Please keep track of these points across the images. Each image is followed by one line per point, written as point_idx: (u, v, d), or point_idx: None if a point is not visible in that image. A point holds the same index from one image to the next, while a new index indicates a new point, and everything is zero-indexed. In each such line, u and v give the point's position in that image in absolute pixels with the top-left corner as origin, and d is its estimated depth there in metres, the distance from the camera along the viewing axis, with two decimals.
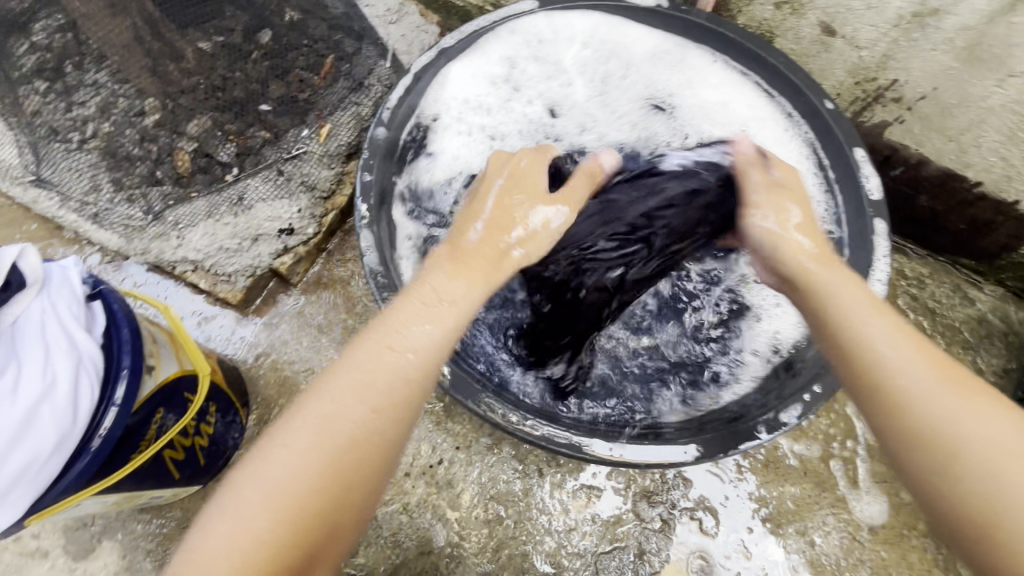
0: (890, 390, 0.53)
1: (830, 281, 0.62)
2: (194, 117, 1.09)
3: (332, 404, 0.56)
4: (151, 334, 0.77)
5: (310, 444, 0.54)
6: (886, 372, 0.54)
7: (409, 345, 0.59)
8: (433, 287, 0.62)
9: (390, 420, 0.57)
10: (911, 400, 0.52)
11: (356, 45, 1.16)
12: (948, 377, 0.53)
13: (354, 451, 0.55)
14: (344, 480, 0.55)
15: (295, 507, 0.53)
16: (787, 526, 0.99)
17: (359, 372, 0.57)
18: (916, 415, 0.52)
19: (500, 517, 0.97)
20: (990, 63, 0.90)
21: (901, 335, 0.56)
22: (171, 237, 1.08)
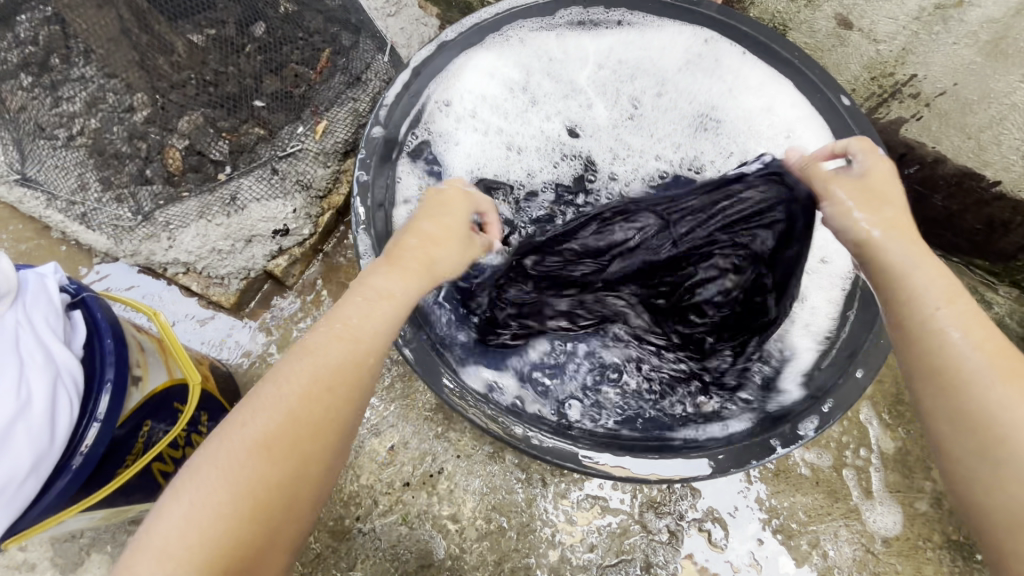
0: (953, 374, 0.54)
1: (901, 258, 0.61)
2: (185, 114, 1.04)
3: (281, 388, 0.58)
4: (137, 342, 0.73)
5: (269, 422, 0.56)
6: (951, 355, 0.55)
7: (364, 333, 0.61)
8: (376, 282, 0.64)
9: (342, 401, 0.60)
10: (968, 385, 0.54)
11: (353, 38, 1.10)
12: (1008, 367, 0.54)
13: (306, 428, 0.57)
14: (301, 456, 0.57)
15: (254, 483, 0.54)
16: (798, 538, 0.96)
17: (312, 359, 0.59)
18: (971, 398, 0.54)
19: (502, 529, 0.94)
20: (1014, 57, 0.86)
21: (970, 323, 0.56)
22: (162, 238, 1.05)
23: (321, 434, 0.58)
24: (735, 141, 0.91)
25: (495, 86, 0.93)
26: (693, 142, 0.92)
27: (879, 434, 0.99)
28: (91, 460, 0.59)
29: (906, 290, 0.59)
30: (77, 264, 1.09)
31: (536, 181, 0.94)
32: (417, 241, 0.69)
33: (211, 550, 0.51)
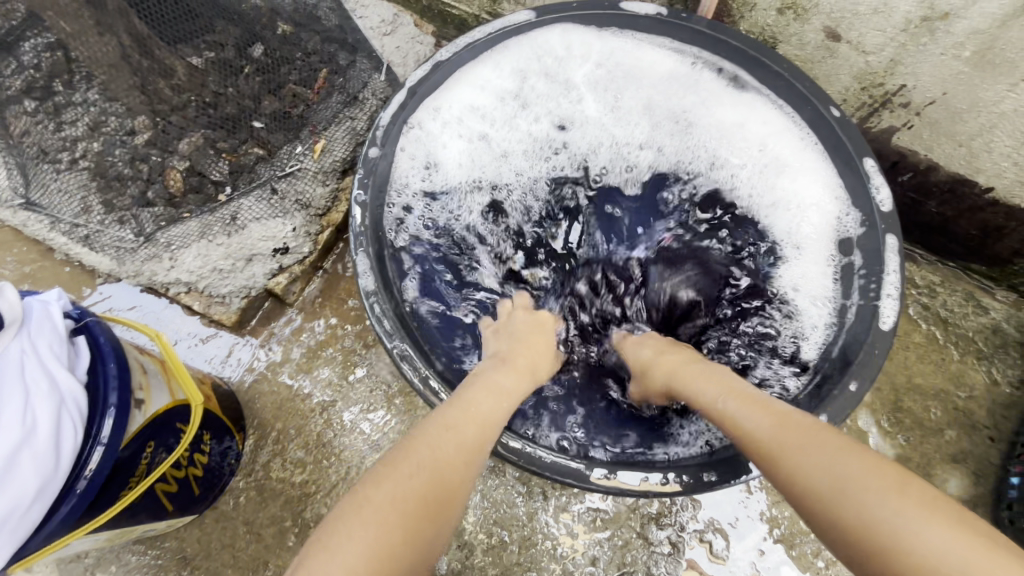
0: (759, 449, 0.63)
1: (686, 371, 0.76)
2: (186, 136, 1.07)
3: (427, 444, 0.64)
4: (139, 365, 0.74)
5: (417, 477, 0.61)
6: (746, 436, 0.65)
7: (492, 412, 0.71)
8: (496, 373, 0.77)
9: (468, 469, 0.65)
10: (770, 452, 0.62)
11: (350, 58, 1.13)
12: (786, 426, 0.63)
13: (447, 490, 0.62)
14: (441, 511, 0.61)
15: (410, 533, 0.57)
16: (800, 547, 0.96)
17: (446, 427, 0.66)
18: (775, 467, 0.61)
19: (504, 543, 0.95)
20: (1002, 67, 0.87)
21: (745, 400, 0.68)
22: (164, 259, 1.06)
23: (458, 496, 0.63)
24: (708, 145, 0.96)
25: (479, 100, 0.96)
26: (668, 147, 0.98)
27: None
28: (96, 484, 0.61)
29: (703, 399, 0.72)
30: (79, 284, 1.10)
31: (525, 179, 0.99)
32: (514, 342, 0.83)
33: None
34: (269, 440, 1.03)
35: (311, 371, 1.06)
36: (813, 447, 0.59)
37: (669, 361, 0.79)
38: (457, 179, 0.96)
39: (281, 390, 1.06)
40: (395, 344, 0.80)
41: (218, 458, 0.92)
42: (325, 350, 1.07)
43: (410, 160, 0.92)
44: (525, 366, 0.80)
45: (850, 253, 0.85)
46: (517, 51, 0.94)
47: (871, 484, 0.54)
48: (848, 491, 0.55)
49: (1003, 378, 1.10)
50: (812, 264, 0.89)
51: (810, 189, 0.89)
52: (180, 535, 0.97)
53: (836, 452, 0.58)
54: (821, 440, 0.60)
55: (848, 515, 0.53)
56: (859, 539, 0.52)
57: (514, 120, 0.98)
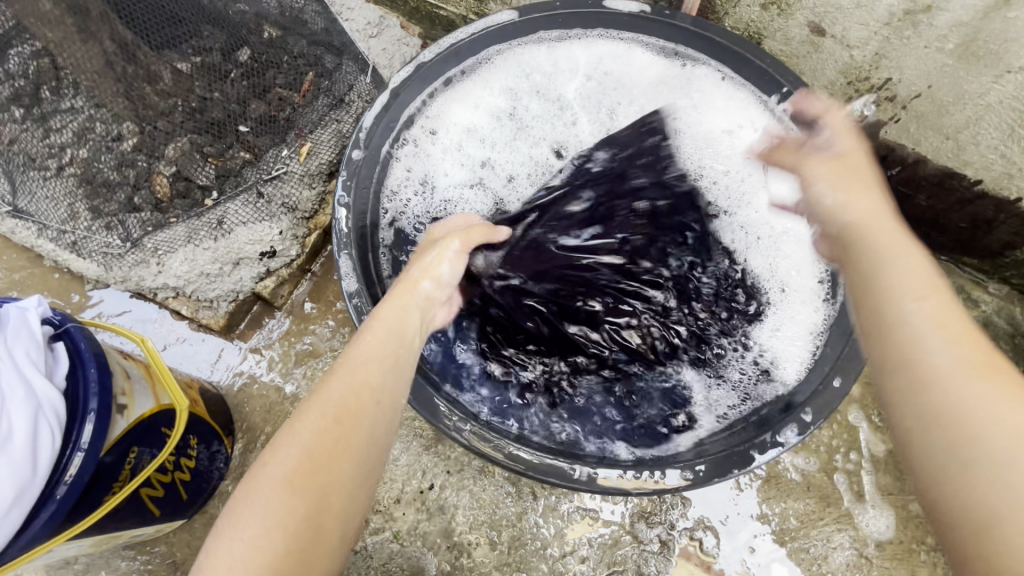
0: (912, 347, 0.52)
1: (878, 238, 0.60)
2: (173, 141, 1.07)
3: (291, 424, 0.58)
4: (123, 370, 0.74)
5: (288, 458, 0.56)
6: (916, 333, 0.53)
7: (373, 359, 0.63)
8: (380, 312, 0.67)
9: (348, 428, 0.58)
10: (929, 380, 0.51)
11: (336, 60, 1.13)
12: (979, 358, 0.51)
13: (322, 457, 0.56)
14: (322, 487, 0.56)
15: (282, 517, 0.53)
16: (791, 543, 0.95)
17: (314, 398, 0.60)
18: (937, 395, 0.50)
19: (493, 543, 0.94)
20: (986, 59, 0.86)
21: (935, 306, 0.54)
22: (151, 264, 1.06)
23: (337, 464, 0.56)
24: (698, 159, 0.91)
25: (468, 108, 0.95)
26: None
27: (870, 437, 0.99)
28: (77, 488, 0.61)
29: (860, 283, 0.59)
30: (69, 290, 1.10)
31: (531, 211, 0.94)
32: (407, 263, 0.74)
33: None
34: (258, 444, 1.03)
35: (300, 374, 1.07)
36: (998, 399, 0.49)
37: (869, 217, 0.62)
38: (450, 195, 0.95)
39: (270, 394, 1.06)
40: None
41: (206, 461, 0.92)
42: (314, 353, 1.07)
43: (399, 174, 0.92)
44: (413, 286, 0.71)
45: (834, 267, 0.83)
46: (505, 60, 0.93)
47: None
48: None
49: None
50: (799, 302, 0.84)
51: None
52: (169, 540, 0.97)
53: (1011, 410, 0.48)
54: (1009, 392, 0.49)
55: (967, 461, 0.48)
56: (950, 474, 0.49)
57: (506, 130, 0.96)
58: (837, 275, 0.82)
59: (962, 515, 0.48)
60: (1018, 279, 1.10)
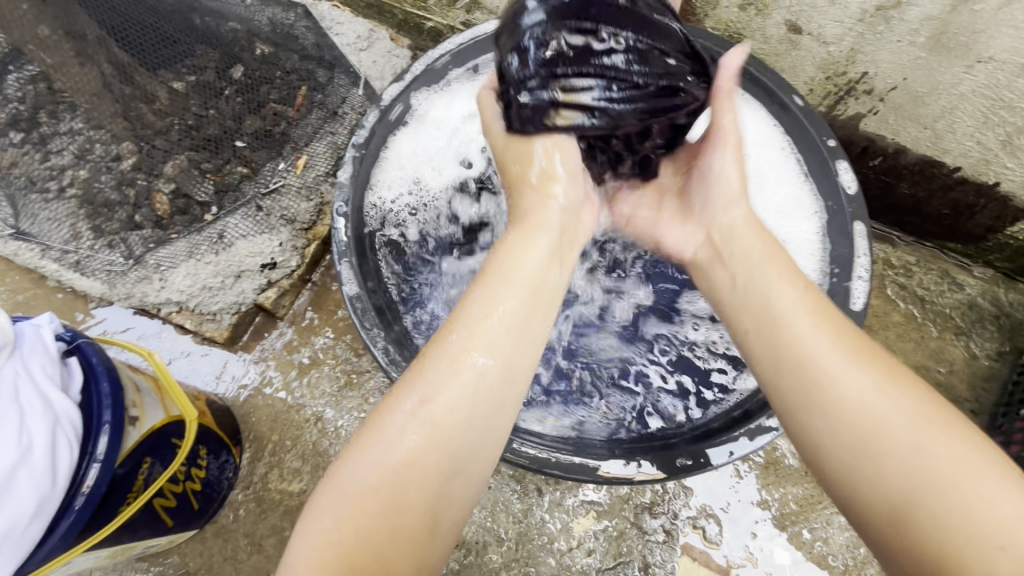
0: (808, 363, 0.55)
1: (749, 260, 0.67)
2: (171, 158, 1.09)
3: (389, 398, 0.57)
4: (133, 384, 0.76)
5: (374, 441, 0.54)
6: (798, 342, 0.57)
7: (487, 321, 0.59)
8: (498, 259, 0.65)
9: (436, 414, 0.54)
10: (828, 375, 0.54)
11: (328, 74, 1.17)
12: (854, 350, 0.55)
13: (406, 445, 0.53)
14: (415, 473, 0.52)
15: (359, 501, 0.51)
16: (792, 527, 0.97)
17: (414, 378, 0.57)
18: (839, 388, 0.53)
19: (501, 539, 0.96)
20: (957, 50, 0.89)
21: (812, 308, 0.60)
22: (154, 280, 1.08)
23: (422, 457, 0.53)
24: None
25: (459, 114, 0.97)
26: None
27: None
28: (94, 499, 0.62)
29: (756, 298, 0.63)
30: (73, 310, 1.11)
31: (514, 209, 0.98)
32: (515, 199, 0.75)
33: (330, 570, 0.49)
34: (266, 453, 1.04)
35: (304, 383, 1.08)
36: (885, 392, 0.52)
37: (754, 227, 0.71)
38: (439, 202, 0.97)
39: (276, 403, 1.07)
40: (378, 343, 0.83)
41: (216, 471, 0.94)
42: (317, 362, 1.09)
43: (392, 167, 0.94)
44: (529, 228, 0.68)
45: (824, 259, 0.85)
46: None
47: (922, 431, 0.49)
48: (926, 437, 0.49)
49: (981, 352, 1.11)
50: None
51: (796, 208, 0.88)
52: (181, 551, 0.98)
53: (891, 398, 0.51)
54: (893, 377, 0.53)
55: (876, 466, 0.49)
56: (876, 477, 0.49)
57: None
58: (826, 270, 0.84)
59: (882, 504, 0.48)
60: (1002, 262, 1.14)
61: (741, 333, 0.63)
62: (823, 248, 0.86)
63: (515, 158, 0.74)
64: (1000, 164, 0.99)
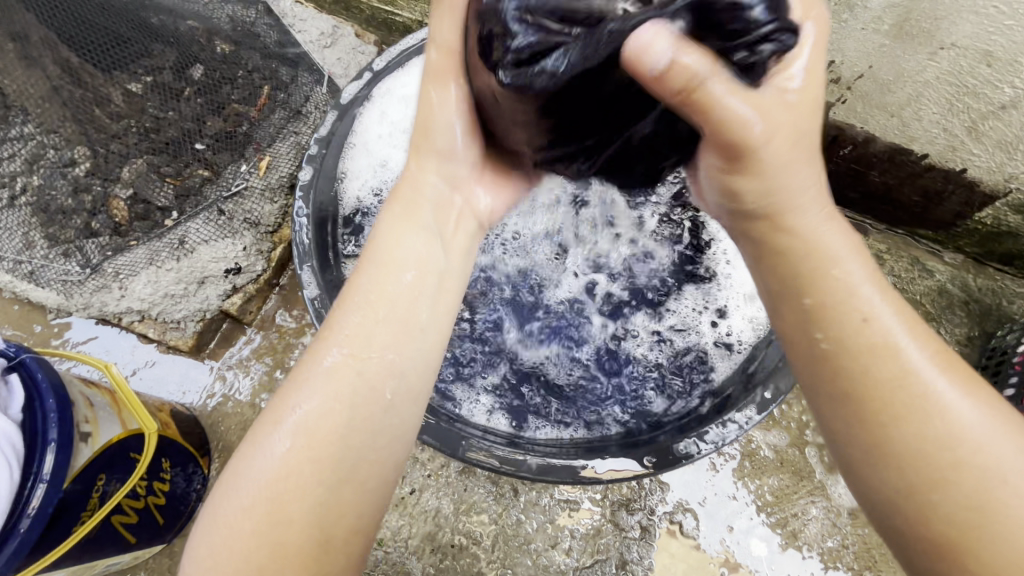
0: (889, 390, 0.50)
1: (821, 258, 0.54)
2: (128, 163, 1.06)
3: (272, 408, 0.54)
4: (86, 398, 0.74)
5: (271, 443, 0.51)
6: (870, 363, 0.51)
7: (372, 312, 0.55)
8: (382, 238, 0.59)
9: (328, 416, 0.51)
10: (911, 402, 0.50)
11: (292, 72, 1.13)
12: (948, 373, 0.51)
13: (303, 449, 0.51)
14: (298, 489, 0.50)
15: (260, 503, 0.50)
16: (767, 518, 0.97)
17: (315, 379, 0.53)
18: (916, 405, 0.50)
19: (476, 541, 0.95)
20: (919, 37, 0.89)
21: (908, 325, 0.53)
22: (113, 288, 1.05)
23: (319, 457, 0.51)
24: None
25: None
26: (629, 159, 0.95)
27: None
28: (42, 519, 0.60)
29: (805, 299, 0.54)
30: (30, 321, 1.08)
31: None
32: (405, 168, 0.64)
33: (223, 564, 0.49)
34: None
35: (272, 390, 1.06)
36: (977, 434, 0.49)
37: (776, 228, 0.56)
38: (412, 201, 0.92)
39: (245, 412, 1.05)
40: None
41: (183, 485, 0.92)
42: (287, 368, 1.07)
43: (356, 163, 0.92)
44: (409, 217, 0.59)
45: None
46: None
47: (1002, 476, 0.48)
48: (1000, 483, 0.48)
49: (952, 338, 1.12)
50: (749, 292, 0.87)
51: None
52: (149, 566, 0.96)
53: (981, 438, 0.49)
54: (977, 402, 0.51)
55: (939, 502, 0.48)
56: (930, 515, 0.48)
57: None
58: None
59: (933, 539, 0.48)
60: (971, 247, 1.15)
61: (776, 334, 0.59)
62: None
63: (436, 129, 0.60)
64: (967, 151, 0.99)
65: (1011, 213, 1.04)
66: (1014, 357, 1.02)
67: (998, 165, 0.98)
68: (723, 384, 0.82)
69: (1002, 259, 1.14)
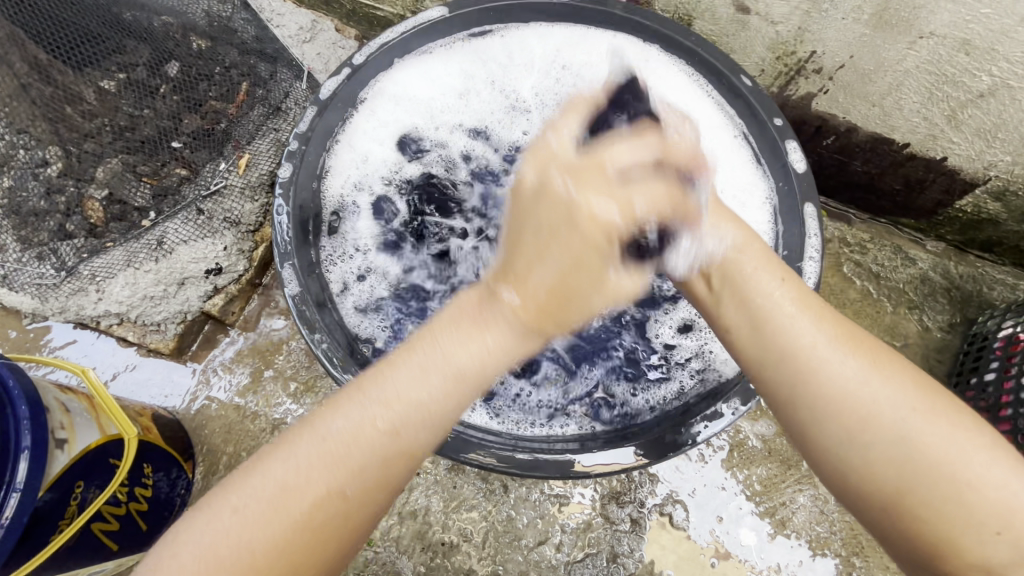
0: (813, 366, 0.58)
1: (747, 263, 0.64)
2: (103, 163, 1.03)
3: (292, 478, 0.53)
4: (61, 404, 0.73)
5: (295, 496, 0.53)
6: (797, 339, 0.59)
7: (439, 422, 0.56)
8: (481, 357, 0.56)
9: (361, 492, 0.54)
10: (815, 366, 0.58)
11: (271, 68, 1.11)
12: (854, 345, 0.59)
13: (322, 513, 0.53)
14: (310, 566, 0.53)
15: (264, 548, 0.51)
16: (756, 508, 0.98)
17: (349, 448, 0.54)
18: (833, 377, 0.57)
19: (467, 539, 0.95)
20: (899, 26, 0.88)
21: (812, 308, 0.62)
22: (90, 292, 1.02)
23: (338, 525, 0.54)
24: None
25: (415, 95, 0.95)
26: None
27: None
28: (16, 529, 0.60)
29: (737, 291, 0.63)
30: (5, 327, 1.05)
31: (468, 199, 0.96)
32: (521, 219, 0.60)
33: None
34: (221, 466, 1.00)
35: (257, 392, 1.04)
36: (892, 388, 0.56)
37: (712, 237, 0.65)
38: (390, 194, 0.94)
39: (230, 414, 1.03)
40: (319, 341, 0.80)
41: (167, 489, 0.90)
42: (272, 369, 1.05)
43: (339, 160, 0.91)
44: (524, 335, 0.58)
45: (776, 242, 0.84)
46: (461, 55, 0.95)
47: (924, 419, 0.55)
48: (929, 429, 0.54)
49: (935, 325, 1.13)
50: None
51: (748, 196, 0.87)
52: None
53: (894, 393, 0.56)
54: (886, 366, 0.58)
55: (883, 465, 0.54)
56: (879, 475, 0.54)
57: (452, 124, 0.96)
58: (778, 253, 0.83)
59: (885, 495, 0.54)
60: (952, 235, 1.16)
61: (728, 332, 0.64)
62: (773, 230, 0.85)
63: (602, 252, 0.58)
64: (946, 139, 1.00)
65: (990, 201, 1.06)
66: (995, 343, 1.01)
67: (977, 153, 0.99)
68: (707, 378, 0.82)
69: (983, 246, 1.15)
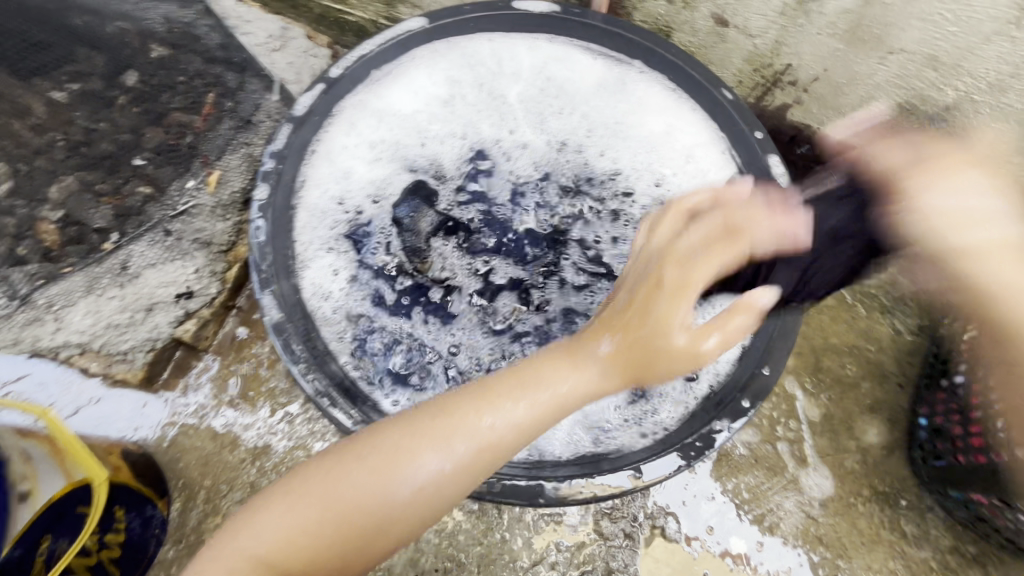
0: (976, 278, 0.89)
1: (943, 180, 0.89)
2: (56, 180, 0.91)
3: (404, 444, 0.57)
4: (20, 456, 0.78)
5: (402, 451, 0.57)
6: (975, 267, 0.89)
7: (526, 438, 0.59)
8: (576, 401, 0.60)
9: (456, 477, 0.57)
10: (978, 284, 0.89)
11: (239, 78, 1.06)
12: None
13: (419, 485, 0.57)
14: (388, 523, 0.57)
15: (363, 494, 0.56)
16: (744, 515, 1.00)
17: (451, 431, 0.57)
18: (993, 294, 0.89)
19: (461, 564, 0.93)
20: (871, 42, 0.90)
21: (997, 219, 0.87)
22: (46, 321, 0.94)
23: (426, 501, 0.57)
24: (637, 160, 0.93)
25: (400, 108, 0.92)
26: (597, 165, 0.95)
27: (805, 404, 1.09)
28: None
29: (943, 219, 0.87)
30: None
31: (451, 213, 0.95)
32: (636, 312, 0.60)
33: (316, 512, 0.55)
34: (198, 500, 0.95)
35: (236, 420, 1.00)
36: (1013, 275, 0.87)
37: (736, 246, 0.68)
38: (378, 213, 0.91)
39: (206, 445, 0.99)
40: (304, 375, 0.77)
41: (142, 531, 0.88)
42: (251, 396, 1.01)
43: (319, 174, 0.87)
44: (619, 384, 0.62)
45: None
46: (445, 62, 0.92)
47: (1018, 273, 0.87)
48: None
49: (904, 328, 1.16)
50: None
51: None
52: None
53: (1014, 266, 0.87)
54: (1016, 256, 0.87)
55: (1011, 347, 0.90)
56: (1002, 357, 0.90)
57: (439, 136, 0.94)
58: None
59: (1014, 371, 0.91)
60: None
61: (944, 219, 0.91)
62: None
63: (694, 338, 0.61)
64: None
65: None
66: (962, 346, 1.04)
67: None
68: (710, 394, 0.79)
69: None
